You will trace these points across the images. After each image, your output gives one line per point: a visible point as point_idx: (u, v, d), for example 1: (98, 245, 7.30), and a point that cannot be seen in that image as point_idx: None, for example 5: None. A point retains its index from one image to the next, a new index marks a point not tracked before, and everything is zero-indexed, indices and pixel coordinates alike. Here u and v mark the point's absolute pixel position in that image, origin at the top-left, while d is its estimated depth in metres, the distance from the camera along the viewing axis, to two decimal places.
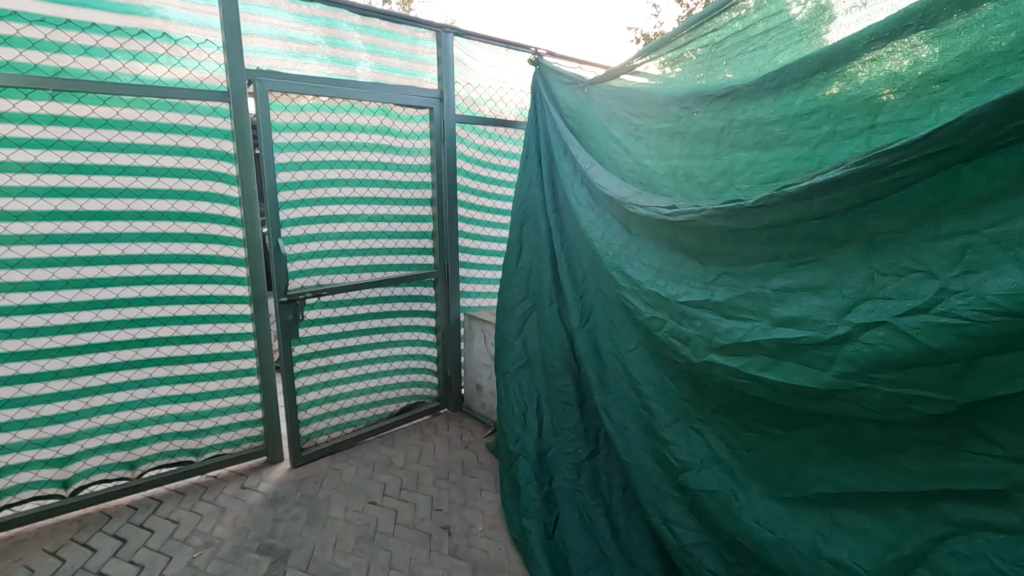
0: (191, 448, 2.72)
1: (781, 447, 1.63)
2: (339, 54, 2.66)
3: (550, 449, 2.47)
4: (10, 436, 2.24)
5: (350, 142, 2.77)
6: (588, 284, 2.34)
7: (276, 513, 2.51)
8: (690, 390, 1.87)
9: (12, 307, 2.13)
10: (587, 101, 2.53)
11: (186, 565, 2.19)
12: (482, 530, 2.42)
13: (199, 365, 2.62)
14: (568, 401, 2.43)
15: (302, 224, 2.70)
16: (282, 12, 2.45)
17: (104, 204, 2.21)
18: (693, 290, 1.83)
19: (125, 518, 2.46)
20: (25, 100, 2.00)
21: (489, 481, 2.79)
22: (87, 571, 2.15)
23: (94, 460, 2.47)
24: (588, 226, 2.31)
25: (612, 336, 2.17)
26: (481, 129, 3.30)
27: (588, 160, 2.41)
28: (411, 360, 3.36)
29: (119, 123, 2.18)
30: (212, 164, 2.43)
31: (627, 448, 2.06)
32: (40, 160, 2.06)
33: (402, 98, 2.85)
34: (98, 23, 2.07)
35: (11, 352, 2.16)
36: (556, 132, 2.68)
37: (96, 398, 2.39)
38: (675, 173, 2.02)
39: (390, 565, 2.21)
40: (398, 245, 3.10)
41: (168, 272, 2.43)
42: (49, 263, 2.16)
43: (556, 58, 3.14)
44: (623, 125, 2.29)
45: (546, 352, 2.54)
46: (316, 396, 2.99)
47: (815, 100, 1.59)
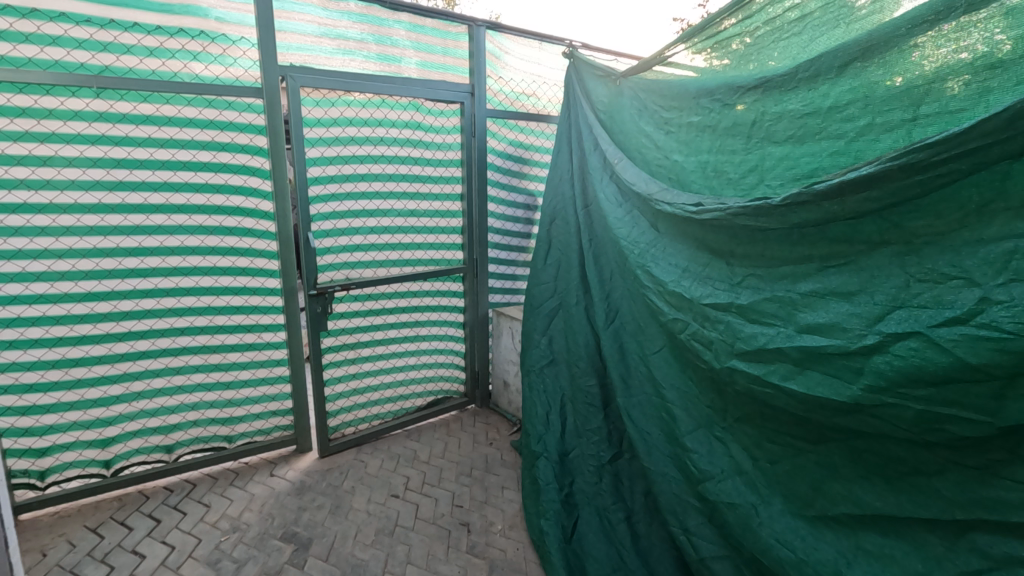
0: (225, 435, 2.81)
1: (805, 461, 1.54)
2: (386, 51, 2.72)
3: (573, 451, 2.42)
4: (57, 417, 2.37)
5: (380, 137, 2.78)
6: (615, 283, 2.27)
7: (301, 501, 2.56)
8: (712, 396, 1.79)
9: (60, 295, 2.24)
10: (618, 94, 2.45)
11: (213, 548, 2.26)
12: (501, 529, 2.40)
13: (232, 355, 2.69)
14: (591, 402, 2.37)
15: (332, 219, 2.73)
16: (314, 8, 2.46)
17: (145, 197, 2.30)
18: (718, 292, 1.75)
19: (161, 500, 2.56)
20: (71, 98, 2.08)
21: (510, 480, 2.77)
22: (122, 549, 2.25)
23: (134, 442, 2.59)
24: (615, 223, 2.24)
25: (637, 337, 2.10)
26: (513, 124, 3.25)
27: (618, 155, 2.33)
28: (439, 355, 3.36)
29: (159, 119, 2.25)
30: (246, 159, 2.48)
31: (648, 453, 1.99)
32: (86, 156, 2.15)
33: (432, 93, 2.84)
34: (140, 23, 2.14)
35: (58, 338, 2.28)
36: (587, 126, 2.61)
37: (136, 383, 2.49)
38: (704, 168, 1.93)
39: (408, 560, 2.22)
40: (427, 240, 3.10)
41: (203, 264, 2.50)
42: (94, 253, 2.26)
43: (591, 50, 3.06)
44: (653, 119, 2.22)
45: (572, 352, 2.48)
46: (345, 388, 3.04)
47: (853, 90, 1.49)
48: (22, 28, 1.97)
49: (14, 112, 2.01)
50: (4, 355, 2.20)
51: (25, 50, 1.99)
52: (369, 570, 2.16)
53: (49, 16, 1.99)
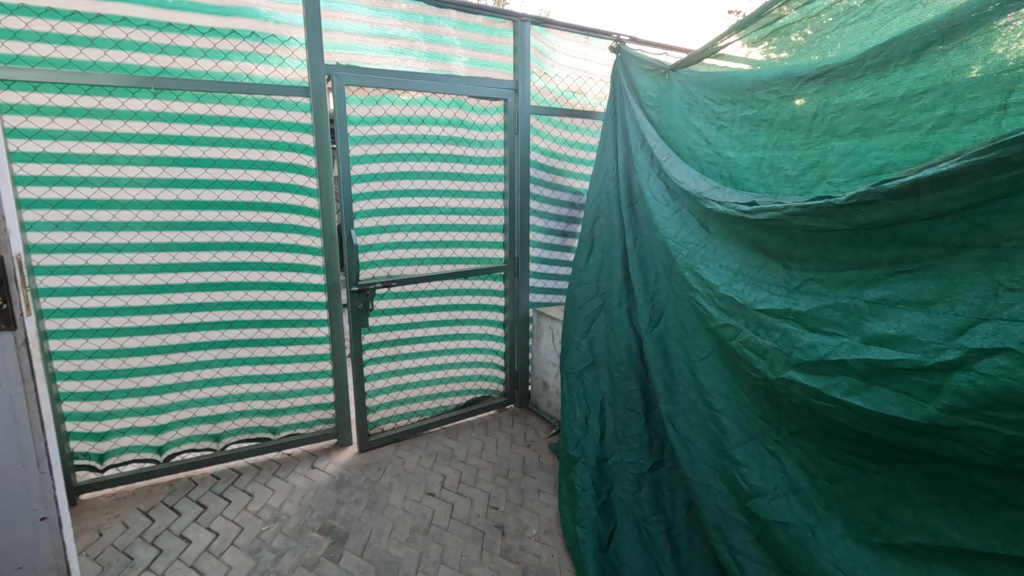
0: (269, 426, 2.87)
1: (870, 483, 1.43)
2: (435, 50, 2.72)
3: (611, 457, 2.34)
4: (115, 403, 2.48)
5: (423, 134, 2.77)
6: (660, 285, 2.17)
7: (340, 495, 2.59)
8: (765, 408, 1.68)
9: (119, 287, 2.34)
10: (667, 88, 2.35)
11: (254, 537, 2.31)
12: (537, 534, 2.36)
13: (277, 348, 2.74)
14: (632, 407, 2.28)
15: (374, 216, 2.75)
16: (361, 7, 2.48)
17: (198, 194, 2.37)
18: (774, 297, 1.65)
19: (208, 486, 2.65)
20: (131, 98, 2.16)
21: (547, 483, 2.71)
22: (170, 533, 2.33)
23: (185, 430, 2.68)
24: (662, 222, 2.15)
25: (683, 342, 2.00)
26: (558, 120, 3.17)
27: (666, 151, 2.23)
28: (479, 354, 3.33)
29: (212, 119, 2.31)
30: (293, 157, 2.51)
31: (692, 464, 1.90)
32: (144, 154, 2.23)
33: (476, 90, 2.82)
34: (195, 25, 2.20)
35: (116, 328, 2.38)
36: (633, 121, 2.50)
37: (187, 373, 2.58)
38: (759, 165, 1.83)
39: (442, 560, 2.21)
40: (468, 238, 3.08)
41: (251, 259, 2.56)
42: (150, 247, 2.35)
43: (640, 44, 2.96)
44: (705, 113, 2.11)
45: (613, 355, 2.40)
46: (384, 384, 3.06)
47: (930, 78, 1.37)
48: (87, 33, 2.05)
49: (79, 113, 2.11)
50: (68, 343, 2.32)
51: (90, 53, 2.08)
52: (404, 568, 2.16)
53: (112, 21, 2.07)
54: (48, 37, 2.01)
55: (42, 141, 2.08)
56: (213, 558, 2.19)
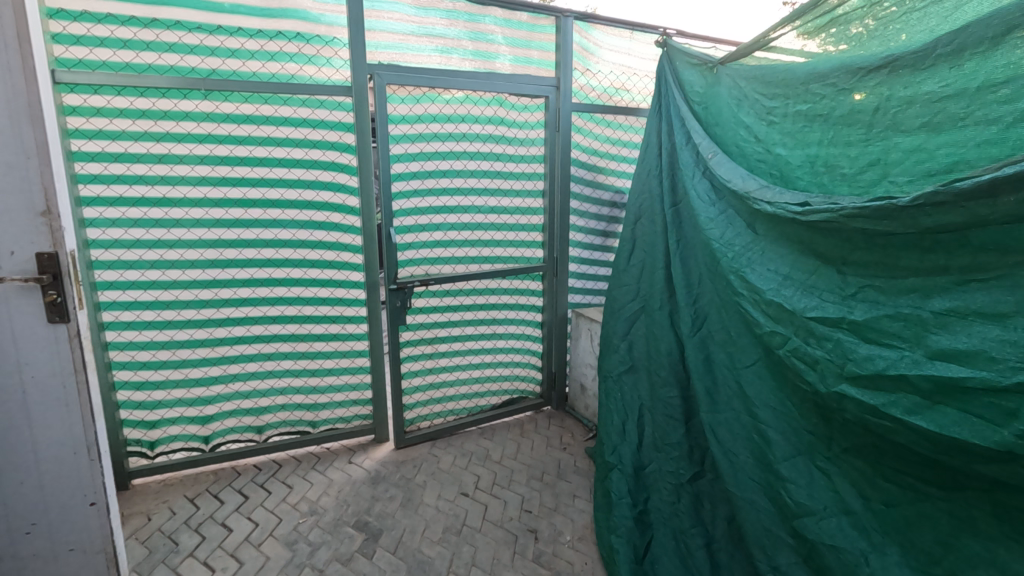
0: (309, 420, 2.92)
1: (932, 510, 1.32)
2: (481, 48, 2.71)
3: (650, 465, 2.27)
4: (165, 393, 2.58)
5: (463, 133, 2.76)
6: (704, 288, 2.07)
7: (375, 491, 2.61)
8: (815, 421, 1.59)
9: (169, 282, 2.42)
10: (716, 82, 2.24)
11: (292, 529, 2.36)
12: (570, 540, 2.31)
13: (318, 344, 2.78)
14: (672, 415, 2.20)
15: (413, 214, 2.76)
16: (405, 7, 2.49)
17: (245, 192, 2.42)
18: (826, 304, 1.55)
19: (250, 477, 2.72)
20: (184, 100, 2.24)
21: (583, 489, 2.66)
22: (213, 521, 2.40)
23: (229, 421, 2.75)
24: (707, 222, 2.05)
25: (728, 348, 1.91)
26: (600, 118, 3.08)
27: (712, 149, 2.13)
28: (516, 355, 3.30)
29: (258, 118, 2.36)
30: (335, 156, 2.54)
31: (734, 477, 1.82)
32: (194, 153, 2.31)
33: (517, 87, 2.78)
34: (243, 27, 2.25)
35: (167, 322, 2.47)
36: (678, 117, 2.39)
37: (232, 366, 2.65)
38: (813, 162, 1.73)
39: (473, 562, 2.19)
40: (507, 238, 3.05)
41: (294, 256, 2.60)
42: (199, 244, 2.42)
43: (687, 37, 2.85)
44: (754, 109, 2.01)
45: (653, 360, 2.31)
46: (421, 381, 3.07)
47: (1010, 66, 1.26)
48: (143, 37, 2.13)
49: (135, 114, 2.19)
50: (123, 335, 2.43)
51: (146, 57, 2.15)
52: (435, 569, 2.15)
53: (166, 25, 2.14)
54: (107, 42, 2.10)
55: (101, 142, 2.18)
56: (252, 548, 2.25)
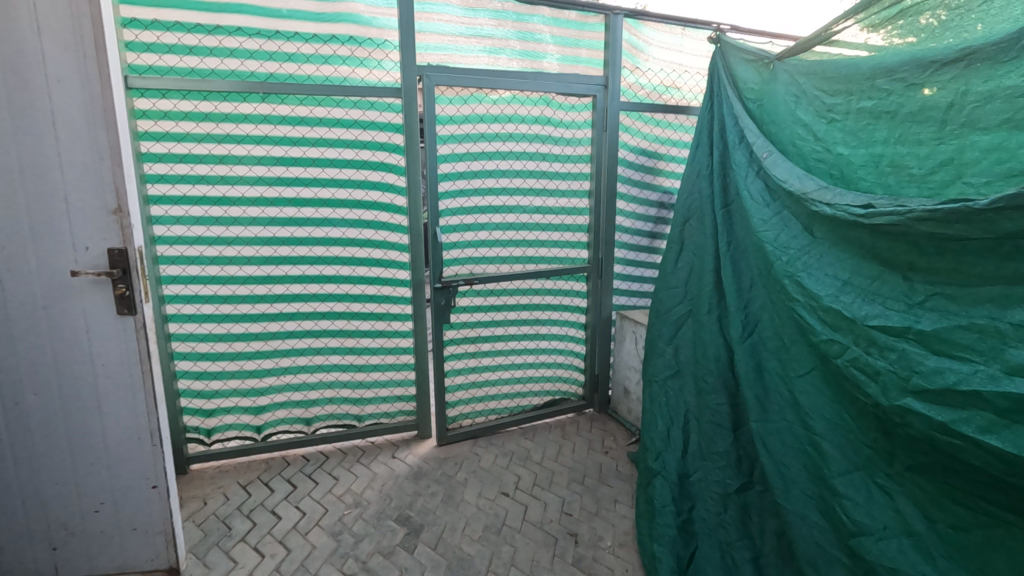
0: (355, 414, 2.98)
1: (1006, 537, 1.25)
2: (528, 47, 2.71)
3: (695, 473, 2.20)
4: (222, 383, 2.69)
5: (510, 133, 2.77)
6: (756, 292, 1.99)
7: (417, 487, 2.65)
8: (875, 436, 1.51)
9: (228, 278, 2.53)
10: (772, 79, 2.15)
11: (337, 520, 2.42)
12: (611, 546, 2.27)
13: (365, 340, 2.84)
14: (719, 422, 2.13)
15: (459, 214, 2.79)
16: (454, 8, 2.52)
17: (298, 191, 2.51)
18: (891, 313, 1.48)
19: (299, 467, 2.81)
20: (243, 103, 2.33)
21: (624, 494, 2.61)
22: (263, 508, 2.49)
23: (280, 413, 2.85)
24: (760, 224, 1.96)
25: (780, 355, 1.83)
26: (649, 117, 3.02)
27: (767, 148, 2.04)
28: (559, 356, 3.28)
29: (312, 120, 2.43)
30: (385, 156, 2.59)
31: (785, 490, 1.75)
32: (252, 154, 2.40)
33: (564, 86, 2.76)
34: (300, 32, 2.32)
35: (224, 315, 2.58)
36: (730, 114, 2.29)
37: (284, 359, 2.74)
38: (877, 162, 1.65)
39: (512, 562, 2.19)
40: (551, 238, 3.03)
41: (343, 254, 2.66)
42: (255, 241, 2.51)
43: (742, 33, 2.76)
44: (814, 106, 1.93)
45: (700, 365, 2.24)
46: (464, 379, 3.10)
47: None
48: (207, 43, 2.23)
49: (199, 117, 2.30)
50: (184, 327, 2.55)
51: (209, 62, 2.25)
52: (475, 567, 2.17)
53: (228, 31, 2.24)
54: (175, 49, 2.21)
55: (168, 143, 2.30)
56: (299, 536, 2.32)
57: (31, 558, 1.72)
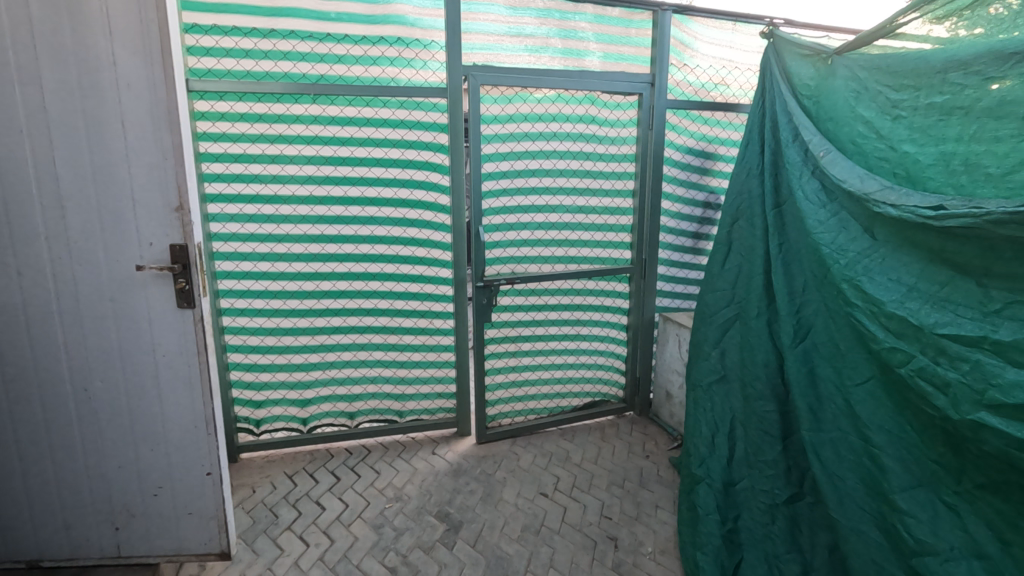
0: (397, 410, 3.03)
1: None
2: (572, 46, 2.69)
3: (740, 482, 2.14)
4: (271, 375, 2.78)
5: (554, 132, 2.75)
6: (809, 296, 1.92)
7: (457, 484, 2.67)
8: (942, 451, 1.47)
9: (278, 274, 2.61)
10: (829, 74, 2.06)
11: (379, 513, 2.47)
12: (651, 552, 2.23)
13: (407, 337, 2.88)
14: (767, 430, 2.06)
15: (502, 213, 2.79)
16: (500, 8, 2.52)
17: (346, 190, 2.56)
18: (963, 321, 1.43)
19: (342, 460, 2.87)
20: (295, 104, 2.40)
21: (666, 500, 2.56)
22: (308, 498, 2.56)
23: (325, 406, 2.92)
24: (815, 225, 1.88)
25: (836, 363, 1.77)
26: (696, 115, 2.94)
27: (824, 146, 1.95)
28: (600, 357, 3.24)
29: (360, 121, 2.48)
30: (429, 156, 2.61)
31: (839, 503, 1.70)
32: (303, 154, 2.47)
33: (609, 85, 2.73)
34: (350, 34, 2.37)
35: (274, 310, 2.67)
36: (783, 111, 2.19)
37: (329, 354, 2.80)
38: (949, 161, 1.58)
39: (551, 564, 2.18)
40: (594, 238, 3.00)
41: (388, 252, 2.70)
42: (303, 239, 2.58)
43: (797, 27, 2.66)
44: (876, 102, 1.84)
45: (747, 370, 2.16)
46: (504, 378, 3.11)
47: None
48: (262, 47, 2.30)
49: (253, 118, 2.38)
50: (236, 320, 2.65)
51: (264, 65, 2.33)
52: (514, 566, 2.16)
53: (282, 35, 2.31)
54: (232, 52, 2.29)
55: (224, 143, 2.39)
56: (342, 526, 2.37)
57: (96, 536, 1.82)
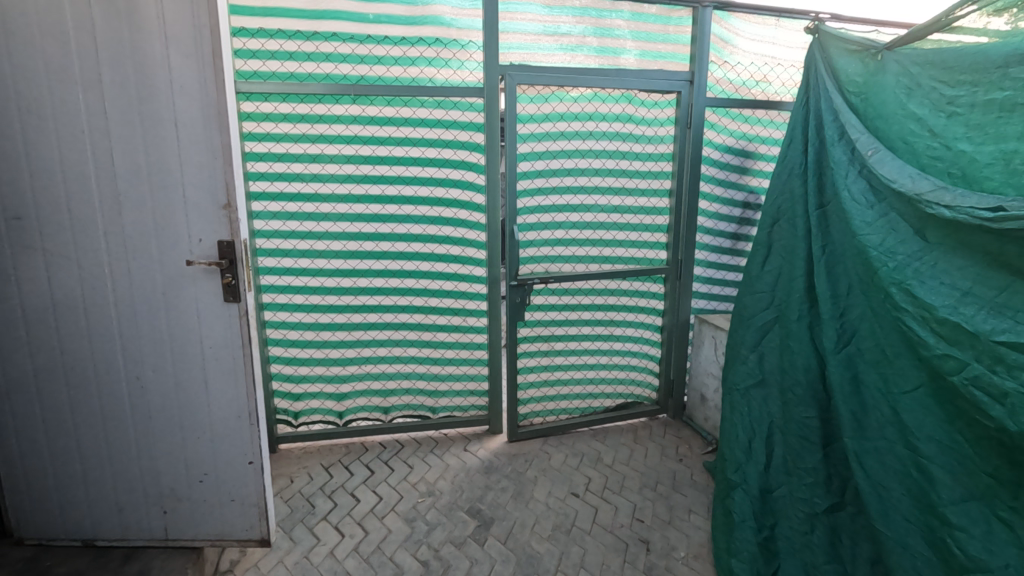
0: (430, 406, 3.06)
1: None
2: (608, 44, 2.67)
3: (778, 489, 2.09)
4: (309, 369, 2.85)
5: (590, 131, 2.74)
6: (854, 299, 1.86)
7: (488, 481, 2.69)
8: (997, 464, 1.42)
9: (317, 270, 2.67)
10: (878, 70, 1.98)
11: (411, 506, 2.51)
12: (685, 557, 2.20)
13: (441, 334, 2.91)
14: (807, 437, 2.01)
15: (536, 213, 2.80)
16: (537, 7, 2.53)
17: (383, 189, 2.61)
18: (1022, 328, 1.37)
19: (376, 453, 2.92)
20: (336, 105, 2.45)
21: (700, 504, 2.53)
22: (344, 490, 2.62)
23: (360, 401, 2.98)
24: (862, 227, 1.82)
25: (883, 369, 1.72)
26: (736, 113, 2.88)
27: (872, 145, 1.88)
28: (633, 358, 3.21)
29: (398, 121, 2.52)
30: (465, 155, 2.64)
31: (885, 516, 1.67)
32: (342, 153, 2.52)
33: (647, 83, 2.70)
34: (389, 36, 2.41)
35: (313, 305, 2.73)
36: (828, 108, 2.12)
37: (365, 349, 2.86)
38: (1008, 160, 1.52)
39: (582, 564, 2.17)
40: (629, 238, 2.97)
41: (423, 250, 2.74)
42: (342, 237, 2.64)
43: (844, 22, 2.57)
44: (930, 99, 1.78)
45: (787, 375, 2.11)
46: (536, 377, 3.11)
47: None
48: (305, 49, 2.37)
49: (296, 118, 2.44)
50: (277, 315, 2.72)
51: (307, 66, 2.39)
52: (544, 565, 2.17)
53: (325, 37, 2.37)
54: (277, 55, 2.36)
55: (268, 143, 2.46)
56: (376, 519, 2.42)
57: (146, 519, 1.90)
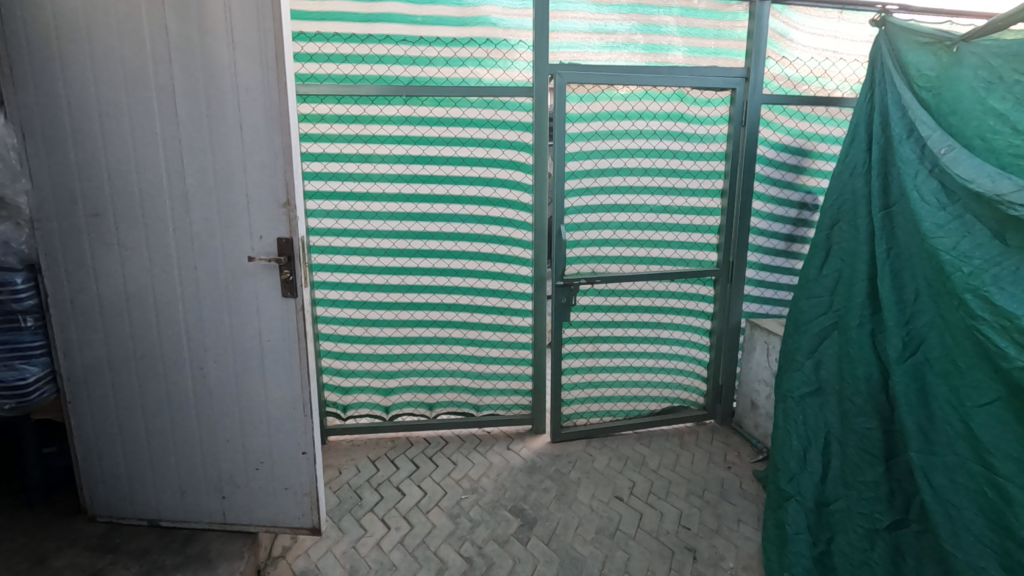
0: (473, 404, 3.09)
1: None
2: (655, 41, 2.62)
3: (835, 503, 2.01)
4: (357, 364, 2.92)
5: (640, 130, 2.70)
6: (922, 306, 1.77)
7: (531, 481, 2.69)
8: None
9: (367, 267, 2.74)
10: (953, 63, 1.86)
11: (455, 502, 2.53)
12: (734, 567, 2.15)
13: (487, 332, 2.94)
14: (868, 449, 1.93)
15: (583, 213, 2.77)
16: (587, 5, 2.51)
17: (432, 188, 2.65)
18: None
19: (421, 449, 2.97)
20: (388, 105, 2.50)
21: (749, 514, 2.45)
22: (390, 483, 2.67)
23: (406, 396, 3.03)
24: (933, 229, 1.73)
25: (955, 380, 1.63)
26: (794, 110, 2.77)
27: (946, 142, 1.77)
28: (680, 361, 3.15)
29: (447, 121, 2.55)
30: (513, 154, 2.64)
31: (954, 536, 1.59)
32: (393, 153, 2.57)
33: (700, 80, 2.64)
34: (440, 37, 2.44)
35: (363, 302, 2.80)
36: (896, 104, 2.00)
37: (412, 346, 2.91)
38: None
39: (626, 569, 2.15)
40: (679, 238, 2.91)
41: (470, 249, 2.76)
42: (391, 235, 2.70)
43: (913, 13, 2.44)
44: (1014, 93, 1.67)
45: (846, 383, 2.02)
46: (580, 378, 3.08)
47: None
48: (360, 51, 2.42)
49: (349, 119, 2.51)
50: (328, 310, 2.80)
51: (360, 68, 2.45)
52: (588, 568, 2.15)
53: (378, 39, 2.42)
54: (332, 58, 2.43)
55: (323, 144, 2.54)
56: (421, 513, 2.46)
57: (206, 502, 2.00)
